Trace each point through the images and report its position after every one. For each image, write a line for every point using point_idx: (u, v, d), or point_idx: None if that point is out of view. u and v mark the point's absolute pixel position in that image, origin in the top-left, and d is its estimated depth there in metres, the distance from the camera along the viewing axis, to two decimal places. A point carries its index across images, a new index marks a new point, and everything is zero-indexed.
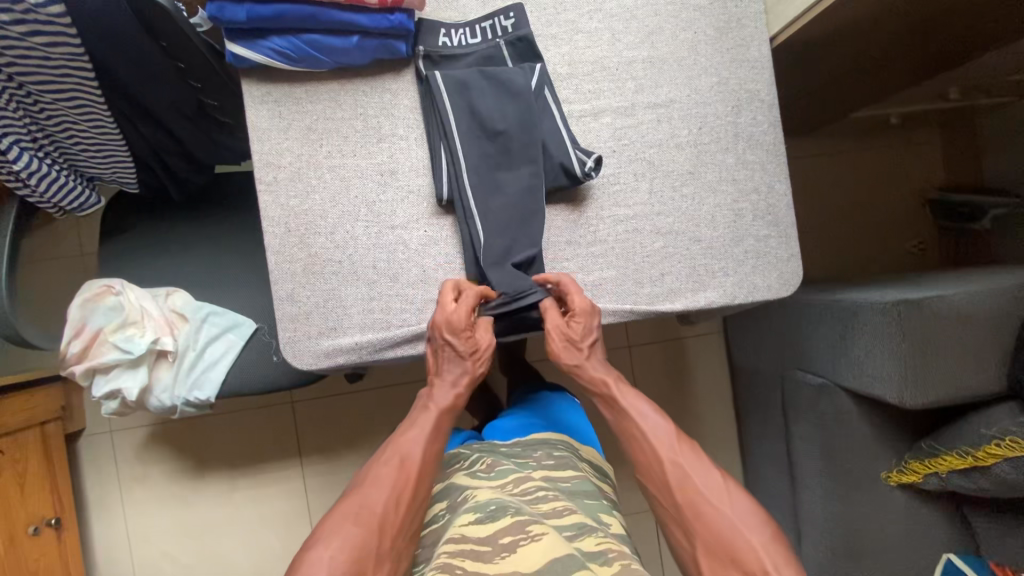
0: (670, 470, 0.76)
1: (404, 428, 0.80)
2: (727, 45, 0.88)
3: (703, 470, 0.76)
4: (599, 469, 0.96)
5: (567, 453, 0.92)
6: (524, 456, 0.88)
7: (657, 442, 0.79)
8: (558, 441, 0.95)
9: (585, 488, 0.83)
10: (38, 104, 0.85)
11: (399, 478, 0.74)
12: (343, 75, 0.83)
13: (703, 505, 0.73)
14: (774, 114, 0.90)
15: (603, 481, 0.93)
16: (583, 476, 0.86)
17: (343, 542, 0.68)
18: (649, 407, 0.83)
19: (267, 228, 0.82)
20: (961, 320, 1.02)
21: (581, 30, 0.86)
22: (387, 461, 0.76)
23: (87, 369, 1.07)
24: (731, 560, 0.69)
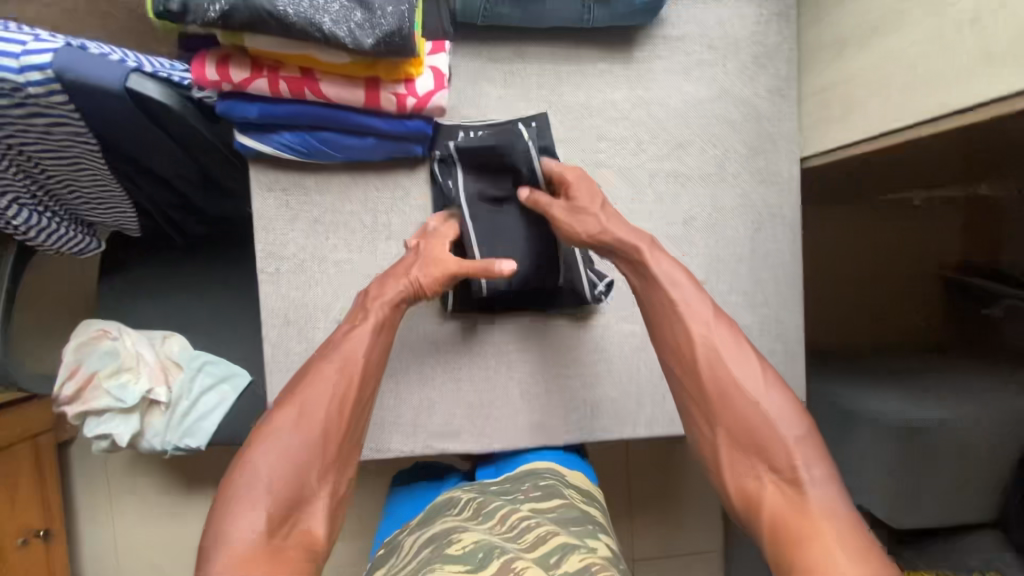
0: (702, 351, 0.67)
1: (345, 332, 0.71)
2: (755, 163, 0.85)
3: (743, 359, 0.66)
4: (590, 495, 0.81)
5: (554, 481, 0.81)
6: (513, 490, 0.79)
7: (692, 321, 0.69)
8: (545, 471, 0.83)
9: (572, 518, 0.71)
10: (40, 166, 0.81)
11: (343, 388, 0.67)
12: (355, 168, 0.79)
13: (733, 394, 0.64)
14: (797, 238, 0.86)
15: (591, 505, 0.79)
16: (572, 503, 0.76)
17: (284, 458, 0.60)
18: (687, 286, 0.71)
19: (265, 320, 0.80)
20: (957, 445, 1.02)
21: (606, 138, 0.83)
22: (326, 369, 0.67)
23: (78, 412, 1.06)
24: (757, 449, 0.61)
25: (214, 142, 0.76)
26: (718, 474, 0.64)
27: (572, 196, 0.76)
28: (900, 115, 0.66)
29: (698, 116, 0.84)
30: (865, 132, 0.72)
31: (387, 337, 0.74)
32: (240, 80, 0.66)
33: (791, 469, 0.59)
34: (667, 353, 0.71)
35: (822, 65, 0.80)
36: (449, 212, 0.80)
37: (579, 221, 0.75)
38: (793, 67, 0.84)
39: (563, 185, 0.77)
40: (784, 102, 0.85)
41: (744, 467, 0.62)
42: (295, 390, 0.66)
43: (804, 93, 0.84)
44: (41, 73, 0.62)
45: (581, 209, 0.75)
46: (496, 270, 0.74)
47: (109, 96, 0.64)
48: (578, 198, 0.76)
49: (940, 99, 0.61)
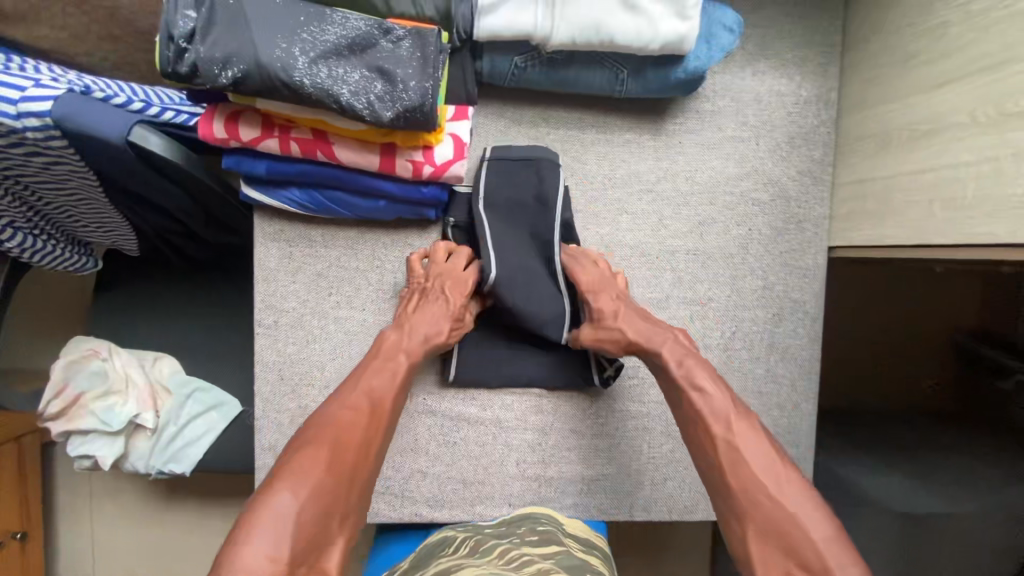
0: (722, 448, 0.62)
1: (369, 372, 0.67)
2: (781, 248, 0.81)
3: (768, 455, 0.60)
4: (590, 544, 0.75)
5: (551, 526, 0.75)
6: (509, 531, 0.74)
7: (712, 419, 0.63)
8: (542, 516, 0.78)
9: (573, 564, 0.66)
10: (36, 193, 0.78)
11: (371, 430, 0.62)
12: (364, 224, 0.76)
13: (761, 495, 0.58)
14: (818, 328, 0.83)
15: (590, 554, 0.72)
16: (570, 551, 0.69)
17: (311, 490, 0.54)
18: (708, 380, 0.66)
19: (259, 373, 0.77)
20: (961, 541, 0.99)
21: (627, 211, 0.79)
22: (353, 406, 0.63)
23: (63, 431, 1.03)
24: (787, 550, 0.55)
25: (214, 186, 0.72)
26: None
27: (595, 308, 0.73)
28: (941, 230, 0.63)
29: (725, 195, 0.80)
30: (901, 238, 0.68)
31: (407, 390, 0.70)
32: (249, 139, 0.63)
33: (827, 573, 0.52)
34: (689, 444, 0.66)
35: (861, 156, 0.76)
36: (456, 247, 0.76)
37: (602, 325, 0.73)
38: (829, 151, 0.81)
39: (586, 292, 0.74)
40: (817, 186, 0.81)
41: (778, 569, 0.54)
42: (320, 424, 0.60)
43: (838, 179, 0.80)
44: (40, 120, 0.59)
45: (605, 322, 0.72)
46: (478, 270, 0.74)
47: (108, 146, 0.61)
48: (595, 297, 0.73)
49: (989, 225, 0.57)
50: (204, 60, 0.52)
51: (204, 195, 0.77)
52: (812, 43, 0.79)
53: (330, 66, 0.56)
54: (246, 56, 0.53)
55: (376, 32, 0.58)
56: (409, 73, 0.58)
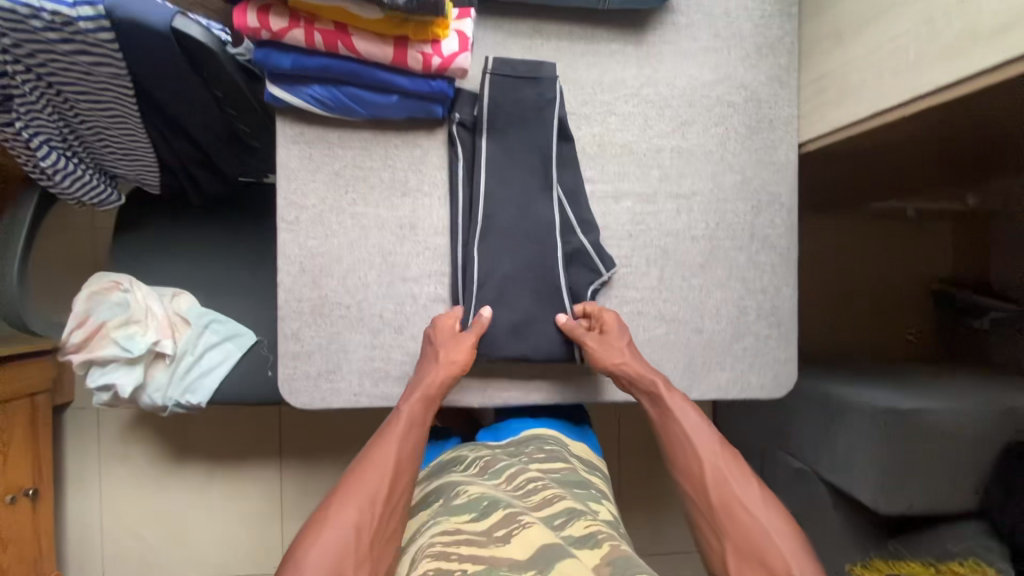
0: (710, 471, 0.74)
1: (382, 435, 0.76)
2: (755, 145, 0.90)
3: (743, 478, 0.73)
4: (588, 462, 0.93)
5: (555, 448, 0.93)
6: (519, 452, 0.91)
7: (698, 443, 0.77)
8: (549, 437, 0.95)
9: (574, 483, 0.81)
10: (74, 109, 0.86)
11: (377, 482, 0.70)
12: (377, 126, 0.84)
13: (738, 509, 0.70)
14: (793, 218, 0.91)
15: (591, 474, 0.89)
16: (572, 469, 0.86)
17: (323, 548, 0.63)
18: (692, 412, 0.80)
19: (281, 265, 0.83)
20: (943, 435, 1.05)
21: (615, 113, 0.88)
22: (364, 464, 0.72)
23: (84, 360, 1.08)
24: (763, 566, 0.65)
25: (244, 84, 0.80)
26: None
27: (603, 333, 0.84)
28: (893, 93, 0.71)
29: (703, 98, 0.89)
30: (861, 112, 0.77)
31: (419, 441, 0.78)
32: (278, 29, 0.70)
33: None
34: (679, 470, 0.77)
35: (821, 54, 0.85)
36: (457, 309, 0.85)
37: (605, 356, 0.82)
38: (794, 58, 0.90)
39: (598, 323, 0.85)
40: (785, 90, 0.90)
41: None
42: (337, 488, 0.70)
43: (804, 81, 0.89)
44: (92, 9, 0.67)
45: (609, 343, 0.83)
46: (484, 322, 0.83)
47: (154, 36, 0.69)
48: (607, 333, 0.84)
49: (932, 75, 0.66)
50: None
51: (233, 101, 0.85)
52: None
53: None
54: None
55: None
56: None
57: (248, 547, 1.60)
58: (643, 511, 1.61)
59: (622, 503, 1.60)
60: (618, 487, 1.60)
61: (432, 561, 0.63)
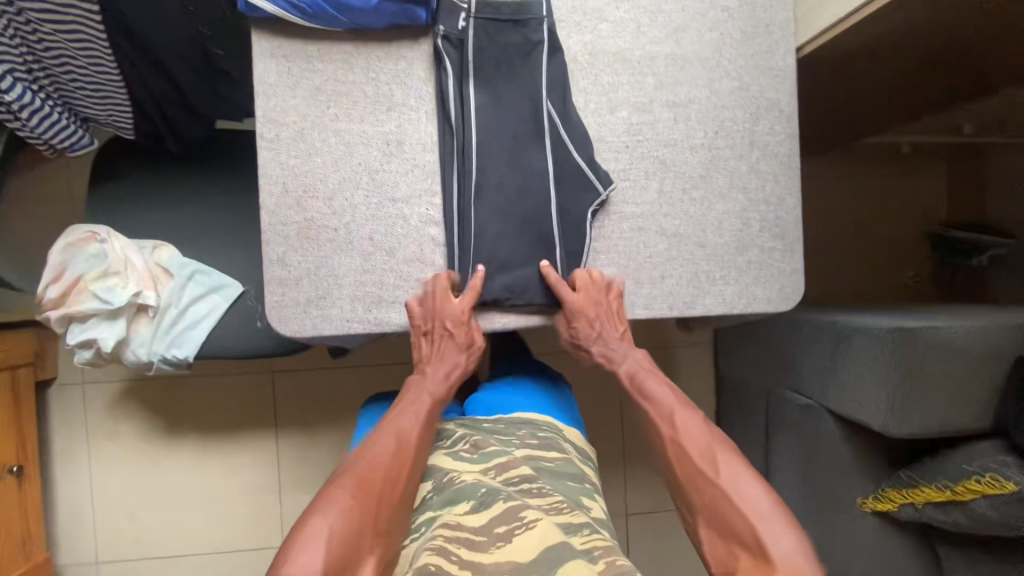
0: (671, 447, 0.77)
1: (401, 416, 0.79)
2: (752, 51, 0.87)
3: (704, 445, 0.76)
4: (580, 451, 0.93)
5: (549, 433, 0.91)
6: (508, 434, 0.88)
7: (659, 422, 0.81)
8: (543, 424, 0.94)
9: (570, 472, 0.82)
10: (38, 35, 0.83)
11: (397, 460, 0.74)
12: (358, 38, 0.80)
13: (699, 479, 0.73)
14: (793, 125, 0.88)
15: (582, 463, 0.90)
16: (567, 458, 0.86)
17: (341, 515, 0.66)
18: (656, 387, 0.84)
19: (263, 187, 0.79)
20: (953, 352, 1.03)
21: (606, 19, 0.84)
22: (384, 441, 0.76)
23: (63, 315, 1.03)
24: (728, 532, 0.68)
25: None
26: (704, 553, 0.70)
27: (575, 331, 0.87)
28: None
29: (696, 3, 0.86)
30: None
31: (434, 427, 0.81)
32: None
33: (759, 542, 0.65)
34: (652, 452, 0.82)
35: None
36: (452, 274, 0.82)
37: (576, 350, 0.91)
38: None
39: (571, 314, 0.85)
40: None
41: (721, 546, 0.68)
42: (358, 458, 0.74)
43: None
44: None
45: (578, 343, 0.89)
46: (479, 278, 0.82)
47: None
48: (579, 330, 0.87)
49: None
50: None
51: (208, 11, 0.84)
52: None
53: None
54: None
55: None
56: None
57: (247, 522, 1.55)
58: (648, 466, 1.59)
59: (627, 459, 1.58)
60: (623, 444, 1.58)
61: (432, 555, 0.65)
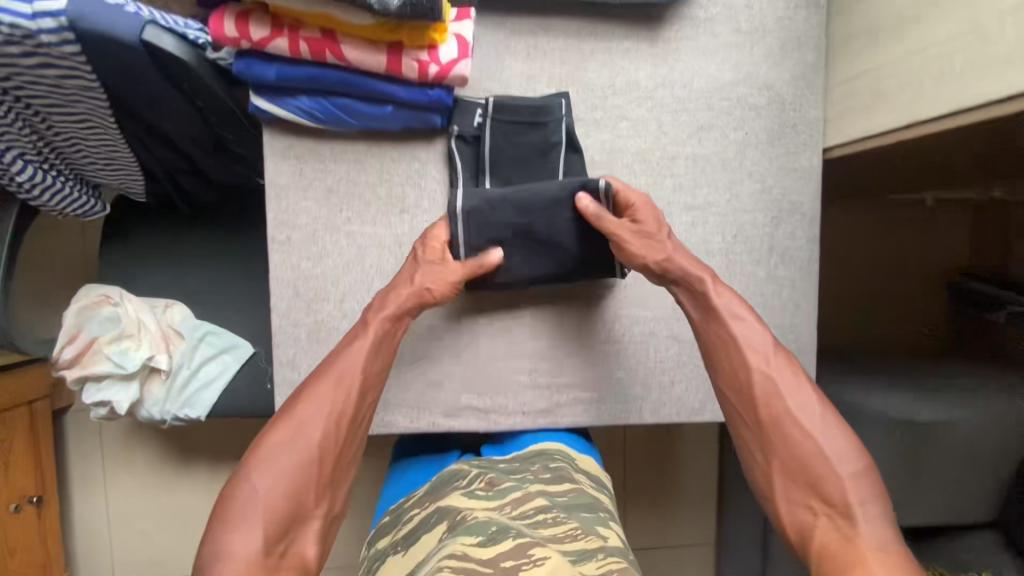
0: (761, 383, 0.71)
1: (344, 347, 0.73)
2: (777, 152, 0.84)
3: (799, 395, 0.70)
4: (598, 479, 0.82)
5: (564, 463, 0.81)
6: (521, 470, 0.78)
7: (748, 353, 0.72)
8: (555, 451, 0.83)
9: (586, 504, 0.72)
10: (46, 121, 0.79)
11: (338, 411, 0.69)
12: (372, 138, 0.78)
13: (791, 429, 0.68)
14: (815, 230, 0.85)
15: (598, 491, 0.79)
16: (582, 490, 0.75)
17: (278, 475, 0.63)
18: (747, 315, 0.75)
19: (275, 289, 0.79)
20: (957, 446, 1.03)
21: (627, 118, 0.81)
22: (327, 383, 0.70)
23: (79, 376, 1.04)
24: (812, 481, 0.65)
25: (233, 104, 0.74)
26: (772, 501, 0.68)
27: (641, 223, 0.76)
28: (933, 103, 0.65)
29: (722, 101, 0.82)
30: (893, 122, 0.71)
31: (386, 356, 0.75)
32: (258, 38, 0.64)
33: (845, 504, 0.63)
34: (722, 381, 0.74)
35: (852, 53, 0.78)
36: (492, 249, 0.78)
37: (646, 249, 0.76)
38: (822, 54, 0.83)
39: (629, 208, 0.77)
40: (810, 90, 0.83)
41: (798, 499, 0.66)
42: (294, 410, 0.68)
43: (832, 81, 0.82)
44: (55, 21, 0.60)
45: (648, 234, 0.76)
46: (491, 263, 0.77)
47: (123, 50, 0.63)
48: (643, 222, 0.76)
49: (979, 87, 0.59)
50: None
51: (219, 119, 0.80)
52: None
53: None
54: None
55: None
56: None
57: None
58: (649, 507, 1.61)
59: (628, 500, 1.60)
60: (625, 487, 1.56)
61: None
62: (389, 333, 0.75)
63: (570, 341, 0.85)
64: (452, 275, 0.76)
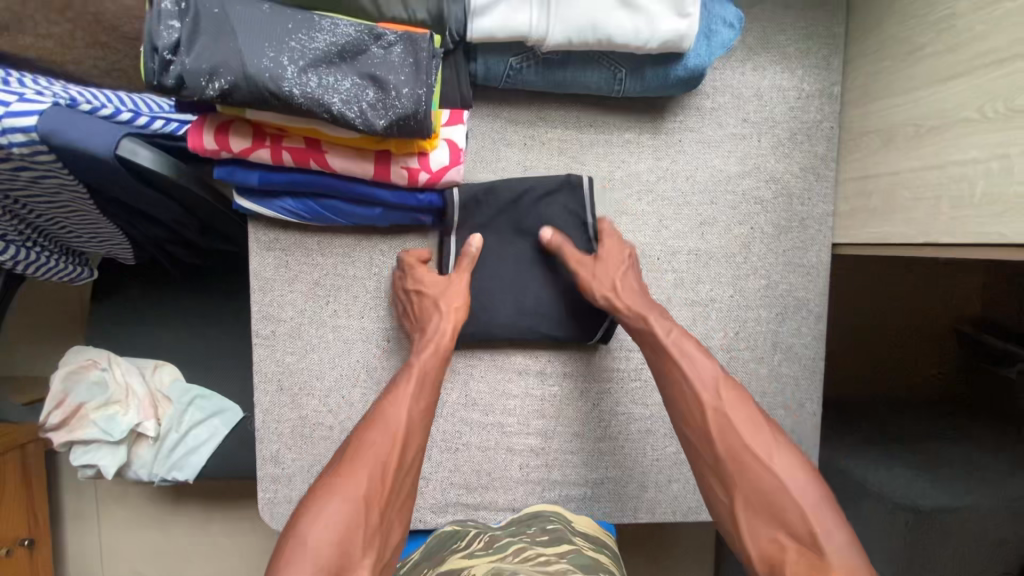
0: (714, 417, 0.63)
1: (392, 394, 0.65)
2: (783, 246, 0.80)
3: (755, 425, 0.61)
4: (599, 543, 0.75)
5: (560, 524, 0.75)
6: (519, 530, 0.74)
7: (700, 386, 0.65)
8: (551, 514, 0.78)
9: (582, 564, 0.66)
10: (29, 208, 0.77)
11: (387, 454, 0.61)
12: (361, 230, 0.75)
13: (748, 460, 0.59)
14: (822, 326, 0.82)
15: (599, 553, 0.72)
16: (580, 550, 0.70)
17: (328, 523, 0.54)
18: (698, 350, 0.68)
19: (257, 383, 0.76)
20: (966, 534, 0.99)
21: (627, 212, 0.78)
22: (379, 429, 0.62)
23: (65, 441, 1.03)
24: (776, 517, 0.56)
25: (214, 200, 0.72)
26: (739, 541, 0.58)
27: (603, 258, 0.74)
28: (948, 229, 0.62)
29: (726, 193, 0.79)
30: (905, 234, 0.68)
31: (429, 403, 0.67)
32: (239, 149, 0.61)
33: (811, 534, 0.54)
34: (680, 418, 0.66)
35: (865, 152, 0.74)
36: (477, 240, 0.74)
37: (596, 279, 0.73)
38: (833, 146, 0.79)
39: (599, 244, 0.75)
40: (820, 183, 0.80)
41: (765, 539, 0.56)
42: (345, 459, 0.60)
43: (843, 175, 0.79)
44: (25, 135, 0.57)
45: (605, 267, 0.73)
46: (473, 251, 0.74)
47: (97, 162, 0.60)
48: (606, 257, 0.74)
49: (997, 225, 0.56)
50: (189, 71, 0.51)
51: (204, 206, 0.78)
52: (815, 33, 0.77)
53: (320, 74, 0.54)
54: (234, 67, 0.51)
55: (367, 38, 0.57)
56: (401, 80, 0.56)
57: None
58: None
59: None
60: None
61: None
62: (433, 374, 0.69)
63: (563, 440, 0.82)
64: (461, 286, 0.74)
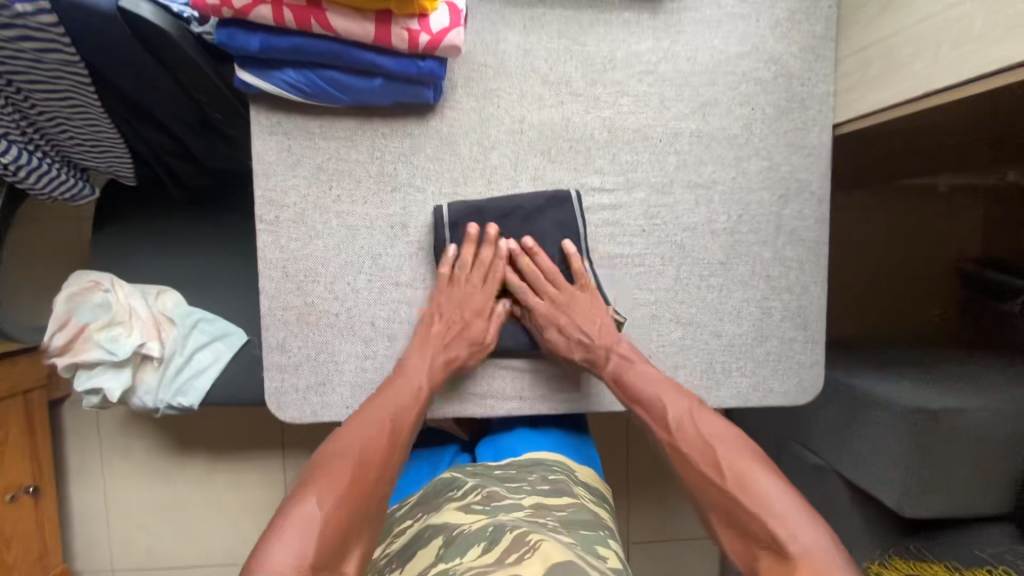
0: (684, 440, 0.69)
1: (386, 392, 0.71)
2: (784, 127, 0.80)
3: (722, 438, 0.67)
4: (599, 494, 0.78)
5: (562, 476, 0.77)
6: (517, 480, 0.75)
7: (671, 409, 0.72)
8: (552, 464, 0.80)
9: (583, 519, 0.67)
10: (29, 101, 0.77)
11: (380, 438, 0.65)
12: (363, 113, 0.75)
13: (721, 475, 0.64)
14: (825, 209, 0.82)
15: (599, 507, 0.74)
16: (580, 504, 0.70)
17: (327, 494, 0.57)
18: (652, 378, 0.75)
19: (263, 271, 0.77)
20: (975, 435, 0.99)
21: (628, 93, 0.78)
22: (374, 419, 0.67)
23: (69, 364, 1.02)
24: (747, 530, 0.59)
25: (215, 79, 0.73)
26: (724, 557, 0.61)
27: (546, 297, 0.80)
28: (950, 69, 0.62)
29: (727, 74, 0.79)
30: (905, 91, 0.68)
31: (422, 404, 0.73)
32: (240, 5, 0.61)
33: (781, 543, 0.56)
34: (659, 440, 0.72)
35: (863, 24, 0.75)
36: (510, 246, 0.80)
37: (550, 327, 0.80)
38: (831, 25, 0.79)
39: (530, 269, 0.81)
40: (820, 63, 0.80)
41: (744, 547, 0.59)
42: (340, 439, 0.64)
43: (842, 53, 0.79)
44: None
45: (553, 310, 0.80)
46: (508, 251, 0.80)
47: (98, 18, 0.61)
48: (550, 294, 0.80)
49: (997, 49, 0.57)
50: None
51: (205, 96, 0.78)
52: None
53: None
54: None
55: None
56: None
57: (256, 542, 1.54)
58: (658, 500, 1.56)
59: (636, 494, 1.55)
60: (627, 473, 1.35)
61: None
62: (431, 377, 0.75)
63: None
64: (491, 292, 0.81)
